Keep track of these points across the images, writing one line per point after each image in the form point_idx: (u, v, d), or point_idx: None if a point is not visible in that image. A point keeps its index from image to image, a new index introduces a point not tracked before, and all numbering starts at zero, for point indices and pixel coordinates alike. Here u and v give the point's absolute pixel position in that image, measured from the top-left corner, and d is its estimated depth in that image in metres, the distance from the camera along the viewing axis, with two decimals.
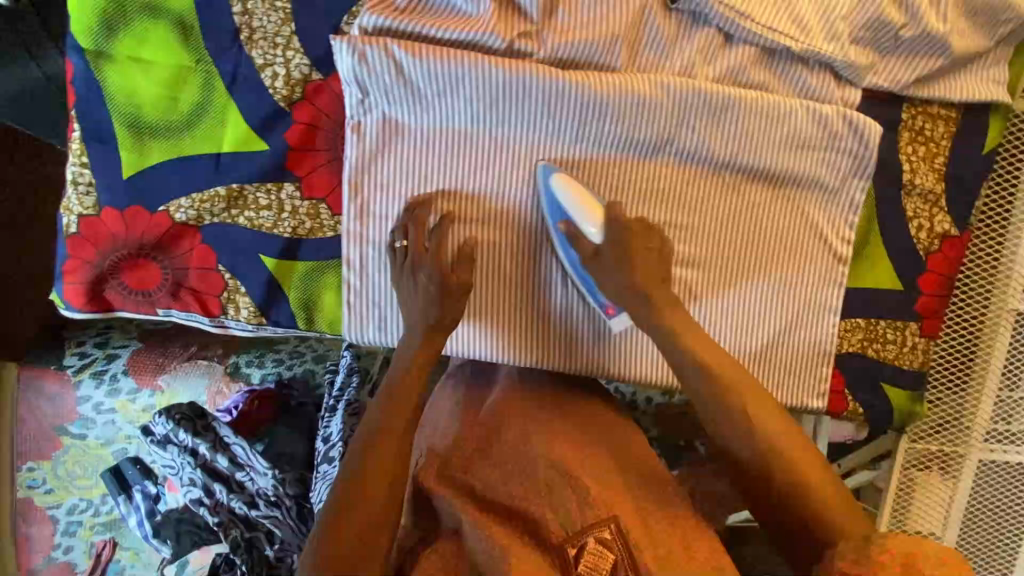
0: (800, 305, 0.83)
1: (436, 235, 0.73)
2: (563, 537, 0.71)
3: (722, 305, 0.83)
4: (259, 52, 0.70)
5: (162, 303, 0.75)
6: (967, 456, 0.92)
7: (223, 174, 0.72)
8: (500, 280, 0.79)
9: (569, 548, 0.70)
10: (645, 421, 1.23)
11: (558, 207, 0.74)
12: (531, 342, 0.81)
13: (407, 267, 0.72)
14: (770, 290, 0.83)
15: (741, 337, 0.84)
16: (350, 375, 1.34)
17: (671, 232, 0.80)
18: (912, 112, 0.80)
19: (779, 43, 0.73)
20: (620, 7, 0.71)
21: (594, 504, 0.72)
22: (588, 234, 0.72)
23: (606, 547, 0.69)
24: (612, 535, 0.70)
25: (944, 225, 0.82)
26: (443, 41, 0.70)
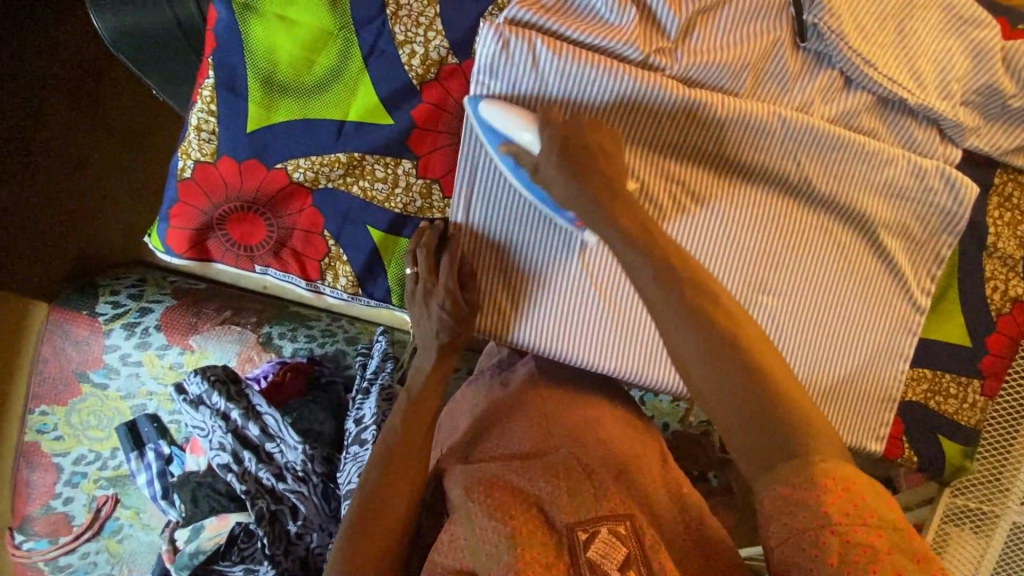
0: (871, 350, 0.85)
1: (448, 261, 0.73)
2: (573, 521, 0.71)
3: (695, 224, 0.80)
4: (402, 28, 0.71)
5: (261, 260, 0.76)
6: (1001, 517, 0.95)
7: (345, 142, 0.73)
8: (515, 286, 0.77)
9: (580, 533, 0.70)
10: None
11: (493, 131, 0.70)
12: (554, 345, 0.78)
13: (419, 299, 0.75)
14: (839, 332, 0.84)
15: (725, 272, 0.82)
16: (385, 360, 1.30)
17: (755, 254, 0.82)
18: (1003, 179, 0.83)
19: (896, 94, 0.77)
20: (753, 37, 0.74)
21: (610, 498, 0.73)
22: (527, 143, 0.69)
23: (619, 539, 0.70)
24: (626, 531, 0.70)
25: (1017, 290, 0.86)
26: (582, 45, 0.72)
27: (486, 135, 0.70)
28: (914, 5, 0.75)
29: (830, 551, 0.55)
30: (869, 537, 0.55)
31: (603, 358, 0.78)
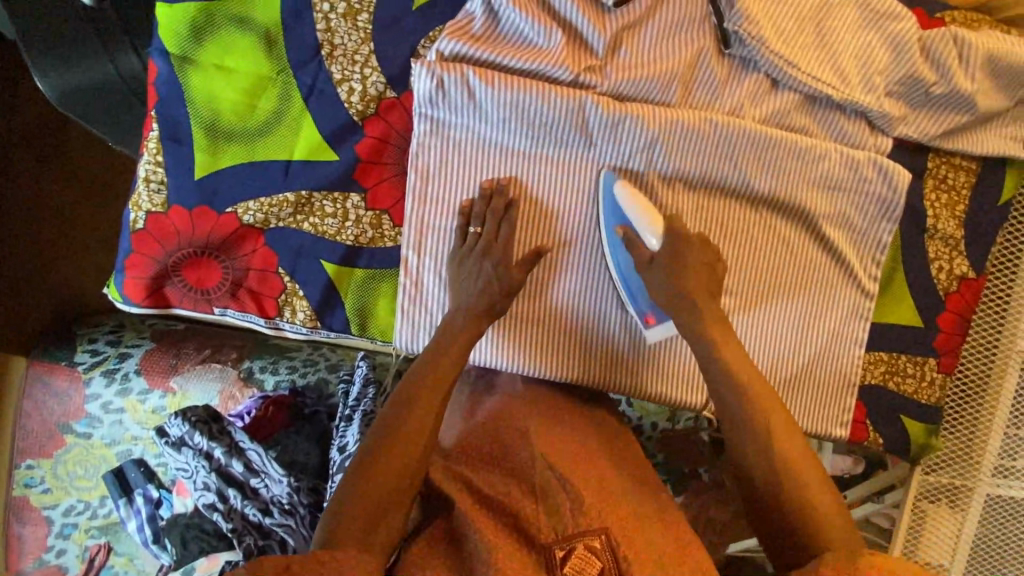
0: (827, 338, 0.87)
1: (506, 225, 0.77)
2: (550, 537, 0.72)
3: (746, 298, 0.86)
4: (338, 67, 0.74)
5: (219, 302, 0.77)
6: (975, 490, 0.97)
7: (292, 180, 0.75)
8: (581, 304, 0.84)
9: (557, 550, 0.71)
10: (652, 446, 1.27)
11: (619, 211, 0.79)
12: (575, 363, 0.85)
13: (475, 255, 0.76)
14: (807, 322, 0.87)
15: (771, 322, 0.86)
16: (366, 386, 1.32)
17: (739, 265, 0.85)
18: (936, 162, 0.86)
19: (821, 92, 0.79)
20: (678, 49, 0.77)
21: (586, 513, 0.73)
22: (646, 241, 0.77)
23: (595, 555, 0.69)
24: (601, 545, 0.70)
25: (962, 268, 0.88)
26: (514, 70, 0.74)
27: (609, 213, 0.79)
28: (829, 6, 0.79)
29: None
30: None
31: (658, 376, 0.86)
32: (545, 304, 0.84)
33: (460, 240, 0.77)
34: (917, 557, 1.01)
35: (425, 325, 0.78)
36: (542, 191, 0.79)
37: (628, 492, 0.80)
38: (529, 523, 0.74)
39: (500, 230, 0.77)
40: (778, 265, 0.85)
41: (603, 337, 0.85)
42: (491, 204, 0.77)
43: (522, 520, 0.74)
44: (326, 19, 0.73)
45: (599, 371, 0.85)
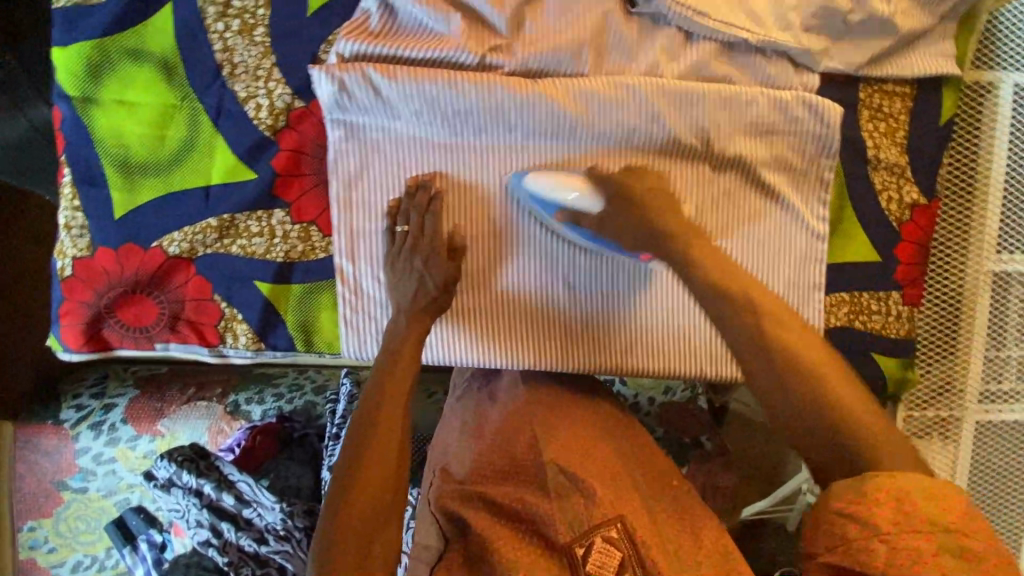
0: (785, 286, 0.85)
1: (433, 217, 0.75)
2: (568, 539, 0.72)
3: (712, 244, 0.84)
4: (242, 85, 0.73)
5: (160, 337, 0.76)
6: (964, 420, 0.97)
7: (213, 205, 0.74)
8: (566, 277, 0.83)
9: (578, 548, 0.71)
10: (649, 422, 1.25)
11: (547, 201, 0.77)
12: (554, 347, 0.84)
13: (406, 254, 0.75)
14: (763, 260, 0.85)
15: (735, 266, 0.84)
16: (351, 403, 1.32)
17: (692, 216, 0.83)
18: (869, 91, 0.84)
19: (737, 37, 0.78)
20: (583, 15, 0.75)
21: (600, 505, 0.73)
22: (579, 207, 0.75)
23: (613, 547, 0.71)
24: (619, 534, 0.71)
25: (912, 195, 0.86)
26: (417, 61, 0.73)
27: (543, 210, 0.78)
28: None
29: (877, 559, 0.51)
30: (918, 540, 0.51)
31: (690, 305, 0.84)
32: (523, 282, 0.83)
33: (390, 240, 0.76)
34: None
35: (371, 332, 0.78)
36: (469, 179, 0.79)
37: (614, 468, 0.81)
38: (545, 524, 0.74)
39: (424, 223, 0.75)
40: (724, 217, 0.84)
41: (592, 311, 0.84)
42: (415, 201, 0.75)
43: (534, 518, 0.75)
44: (222, 39, 0.72)
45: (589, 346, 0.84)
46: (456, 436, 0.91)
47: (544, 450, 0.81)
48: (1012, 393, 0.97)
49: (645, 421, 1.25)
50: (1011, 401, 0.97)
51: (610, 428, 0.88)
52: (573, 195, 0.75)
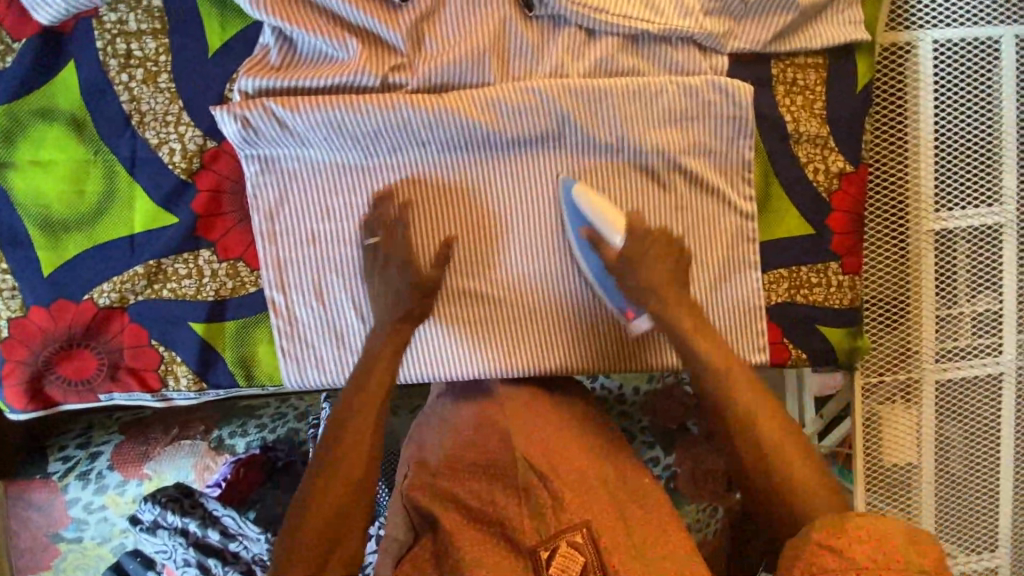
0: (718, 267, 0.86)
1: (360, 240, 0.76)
2: (535, 540, 0.72)
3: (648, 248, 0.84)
4: (153, 132, 0.74)
5: (103, 388, 0.77)
6: (924, 381, 0.98)
7: (139, 253, 0.75)
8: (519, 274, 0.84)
9: (543, 551, 0.71)
10: (635, 413, 1.23)
11: (579, 215, 0.81)
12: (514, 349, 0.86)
13: None
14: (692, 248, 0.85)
15: None
16: None
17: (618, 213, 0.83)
18: (781, 67, 0.84)
19: (638, 28, 0.78)
20: (480, 25, 0.76)
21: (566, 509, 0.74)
22: (609, 239, 0.79)
23: (578, 550, 0.71)
24: (584, 539, 0.71)
25: (839, 164, 0.86)
26: (320, 89, 0.74)
27: (570, 216, 0.81)
28: None
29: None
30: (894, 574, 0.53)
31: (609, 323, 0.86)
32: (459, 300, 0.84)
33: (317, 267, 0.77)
34: (886, 462, 1.00)
35: (311, 359, 0.79)
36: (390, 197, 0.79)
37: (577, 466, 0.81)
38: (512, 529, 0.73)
39: None
40: (650, 209, 0.84)
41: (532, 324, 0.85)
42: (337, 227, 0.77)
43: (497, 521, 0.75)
44: (128, 90, 0.74)
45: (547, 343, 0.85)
46: (435, 432, 0.89)
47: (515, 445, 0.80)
48: (967, 349, 0.97)
49: (631, 412, 1.23)
50: (965, 357, 0.97)
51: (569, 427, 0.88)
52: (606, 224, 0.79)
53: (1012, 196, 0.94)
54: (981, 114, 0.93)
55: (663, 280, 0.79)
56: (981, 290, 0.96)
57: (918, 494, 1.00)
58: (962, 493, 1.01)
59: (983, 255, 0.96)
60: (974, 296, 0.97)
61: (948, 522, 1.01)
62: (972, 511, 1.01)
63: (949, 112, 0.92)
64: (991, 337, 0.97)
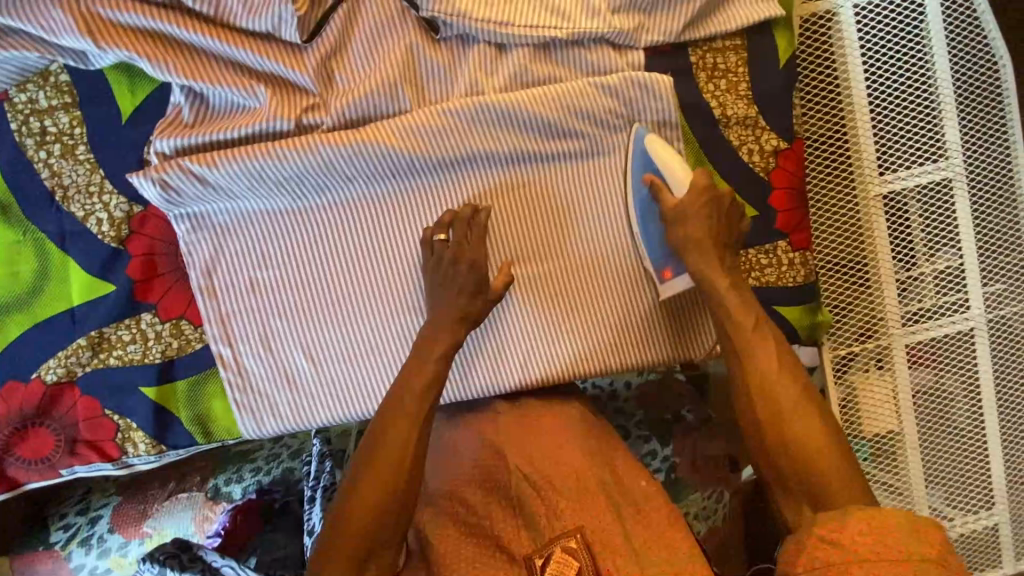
0: None
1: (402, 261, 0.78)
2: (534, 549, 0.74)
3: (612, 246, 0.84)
4: (78, 205, 0.75)
5: (63, 463, 0.78)
6: (894, 346, 0.97)
7: (81, 325, 0.76)
8: (584, 276, 0.84)
9: (537, 558, 0.73)
10: (630, 408, 1.19)
11: (644, 161, 0.81)
12: (540, 355, 0.85)
13: None
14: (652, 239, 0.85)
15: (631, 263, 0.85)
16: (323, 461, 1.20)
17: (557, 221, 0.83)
18: (700, 53, 0.83)
19: (547, 35, 0.77)
20: (387, 55, 0.75)
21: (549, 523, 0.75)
22: (670, 186, 0.79)
23: (572, 556, 0.71)
24: (578, 544, 0.72)
25: (772, 142, 0.85)
26: (236, 141, 0.74)
27: (637, 162, 0.81)
28: None
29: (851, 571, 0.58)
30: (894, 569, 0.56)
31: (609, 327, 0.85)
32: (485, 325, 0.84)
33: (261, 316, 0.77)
34: (868, 431, 0.99)
35: (267, 407, 0.79)
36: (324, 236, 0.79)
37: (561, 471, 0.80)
38: (511, 542, 0.75)
39: None
40: (591, 211, 0.84)
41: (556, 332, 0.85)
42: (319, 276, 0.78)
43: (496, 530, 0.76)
44: (49, 167, 0.74)
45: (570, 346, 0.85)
46: None
47: (500, 458, 0.82)
48: (932, 308, 0.96)
49: (625, 408, 1.20)
50: (931, 316, 0.96)
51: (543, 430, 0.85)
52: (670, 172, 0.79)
53: (958, 149, 0.93)
54: (913, 72, 0.91)
55: (705, 233, 0.77)
56: (940, 247, 0.95)
57: (904, 458, 0.99)
58: (949, 452, 0.99)
59: (936, 213, 0.95)
60: (933, 254, 0.96)
61: (941, 483, 1.00)
62: (963, 469, 1.00)
63: (880, 74, 0.91)
64: (956, 293, 0.96)
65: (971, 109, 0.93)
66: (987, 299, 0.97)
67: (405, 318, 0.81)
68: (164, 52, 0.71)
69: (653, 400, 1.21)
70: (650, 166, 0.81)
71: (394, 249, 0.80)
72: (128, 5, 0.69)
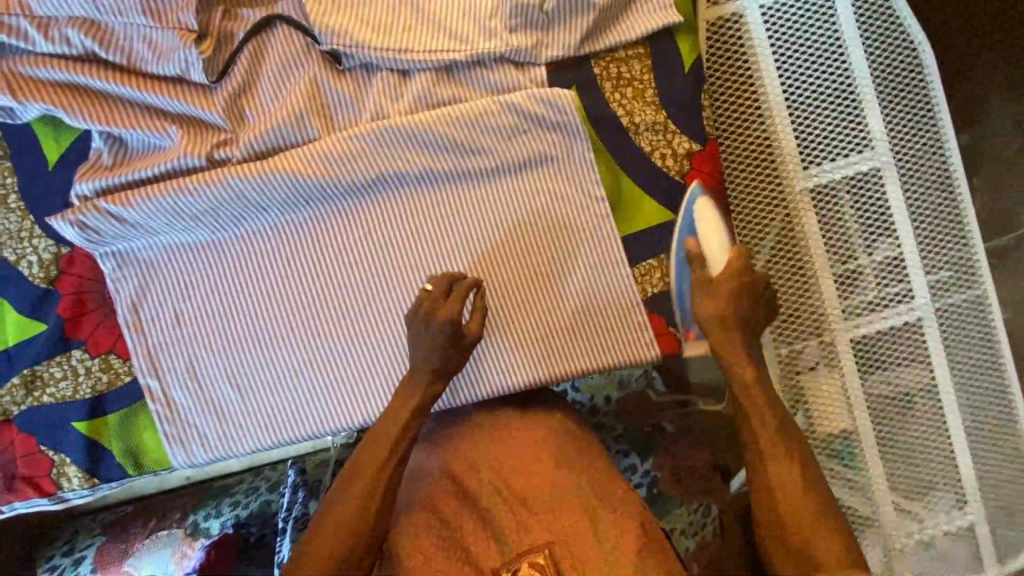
0: (607, 270, 0.85)
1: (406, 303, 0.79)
2: (501, 562, 0.75)
3: (547, 265, 0.85)
4: (10, 250, 0.79)
5: (3, 499, 0.80)
6: (838, 341, 0.94)
7: (16, 364, 0.79)
8: (525, 294, 0.84)
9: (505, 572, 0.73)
10: (609, 422, 1.16)
11: (690, 221, 0.84)
12: (464, 381, 0.85)
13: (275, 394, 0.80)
14: (586, 260, 0.85)
15: (574, 286, 0.85)
16: (295, 492, 1.12)
17: (477, 236, 0.84)
18: (603, 64, 0.85)
19: (446, 59, 0.80)
20: (294, 88, 0.79)
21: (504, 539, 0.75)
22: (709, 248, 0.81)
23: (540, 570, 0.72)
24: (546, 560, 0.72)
25: (685, 145, 0.86)
26: (151, 179, 0.77)
27: (682, 226, 0.84)
28: None
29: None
30: None
31: (554, 345, 0.85)
32: None
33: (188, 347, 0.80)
34: (822, 430, 0.96)
35: (195, 437, 0.80)
36: (245, 266, 0.81)
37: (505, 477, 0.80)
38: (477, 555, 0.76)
39: None
40: (511, 226, 0.84)
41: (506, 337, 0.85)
42: (241, 299, 0.81)
43: (463, 542, 0.77)
44: None
45: (493, 369, 0.85)
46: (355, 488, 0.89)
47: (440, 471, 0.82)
48: (875, 301, 0.94)
49: (605, 423, 1.16)
50: (875, 309, 0.94)
51: (475, 439, 0.84)
52: (710, 227, 0.81)
53: (884, 138, 0.92)
54: (828, 65, 0.91)
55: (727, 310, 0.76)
56: (876, 238, 0.93)
57: (864, 459, 0.96)
58: (912, 451, 0.95)
59: (868, 204, 0.93)
60: (871, 246, 0.94)
61: (904, 482, 0.96)
62: (926, 465, 0.96)
63: (795, 70, 0.91)
64: (898, 284, 0.94)
65: (894, 97, 0.92)
66: (932, 288, 0.94)
67: (328, 342, 0.82)
68: (79, 102, 0.76)
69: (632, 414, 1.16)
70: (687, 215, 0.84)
71: (315, 274, 0.82)
72: (45, 62, 0.75)
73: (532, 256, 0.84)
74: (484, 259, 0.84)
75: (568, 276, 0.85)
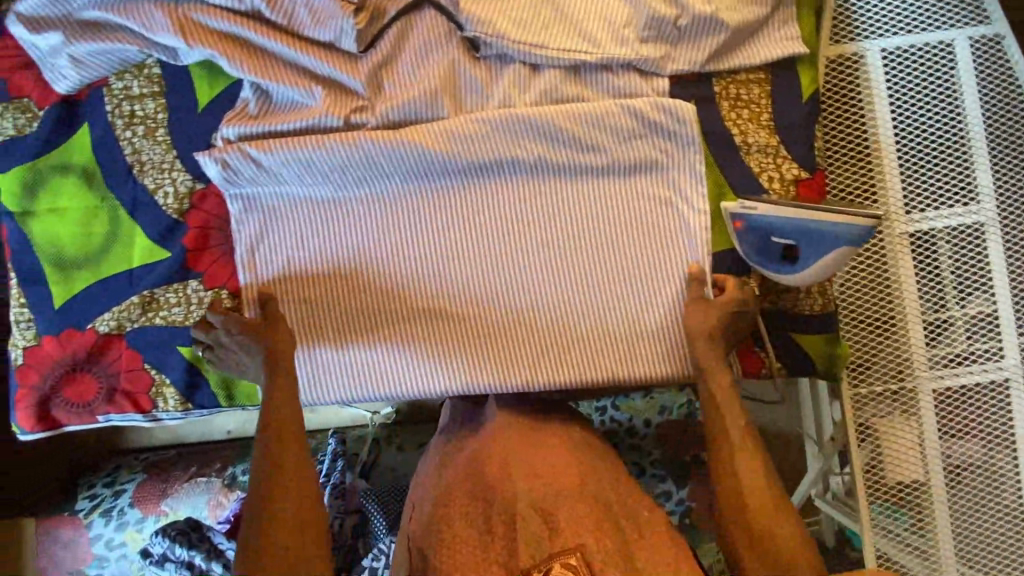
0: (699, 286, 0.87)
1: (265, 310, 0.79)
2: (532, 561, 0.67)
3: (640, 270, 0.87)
4: (151, 178, 0.85)
5: (101, 409, 0.87)
6: (920, 390, 0.93)
7: (137, 284, 0.85)
8: (616, 294, 0.87)
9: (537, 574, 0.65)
10: (648, 446, 1.15)
11: (823, 228, 0.77)
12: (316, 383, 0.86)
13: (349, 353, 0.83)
14: (679, 272, 0.87)
15: (663, 295, 0.87)
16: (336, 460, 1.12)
17: (580, 230, 0.87)
18: (724, 84, 0.88)
19: (577, 59, 0.84)
20: (431, 68, 0.84)
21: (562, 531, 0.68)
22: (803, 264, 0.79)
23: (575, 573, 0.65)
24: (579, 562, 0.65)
25: (792, 171, 0.88)
26: (290, 132, 0.83)
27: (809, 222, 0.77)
28: None
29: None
30: None
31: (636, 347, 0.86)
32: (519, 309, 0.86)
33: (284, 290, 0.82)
34: (892, 478, 0.94)
35: None
36: (360, 226, 0.85)
37: (570, 467, 0.75)
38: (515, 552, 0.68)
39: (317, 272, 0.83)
40: (612, 227, 0.87)
41: (592, 332, 0.87)
42: (352, 257, 0.85)
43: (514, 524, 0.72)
44: (132, 144, 0.86)
45: (573, 361, 0.86)
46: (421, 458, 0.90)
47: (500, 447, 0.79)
48: (962, 355, 0.93)
49: (643, 447, 1.16)
50: (962, 364, 0.93)
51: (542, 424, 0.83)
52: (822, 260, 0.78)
53: (991, 194, 0.92)
54: (945, 116, 0.92)
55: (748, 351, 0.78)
56: (971, 292, 0.93)
57: (931, 513, 0.93)
58: (981, 513, 0.93)
59: (966, 256, 0.93)
60: (965, 299, 0.93)
61: (971, 544, 0.93)
62: (997, 531, 0.93)
63: (910, 115, 0.93)
64: (988, 341, 0.93)
65: (1007, 154, 0.92)
66: None
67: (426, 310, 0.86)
68: (239, 52, 0.82)
69: (674, 440, 1.16)
70: (796, 237, 0.78)
71: (422, 242, 0.86)
72: (217, 12, 0.81)
73: (626, 260, 0.87)
74: (580, 254, 0.87)
75: (658, 285, 0.87)
